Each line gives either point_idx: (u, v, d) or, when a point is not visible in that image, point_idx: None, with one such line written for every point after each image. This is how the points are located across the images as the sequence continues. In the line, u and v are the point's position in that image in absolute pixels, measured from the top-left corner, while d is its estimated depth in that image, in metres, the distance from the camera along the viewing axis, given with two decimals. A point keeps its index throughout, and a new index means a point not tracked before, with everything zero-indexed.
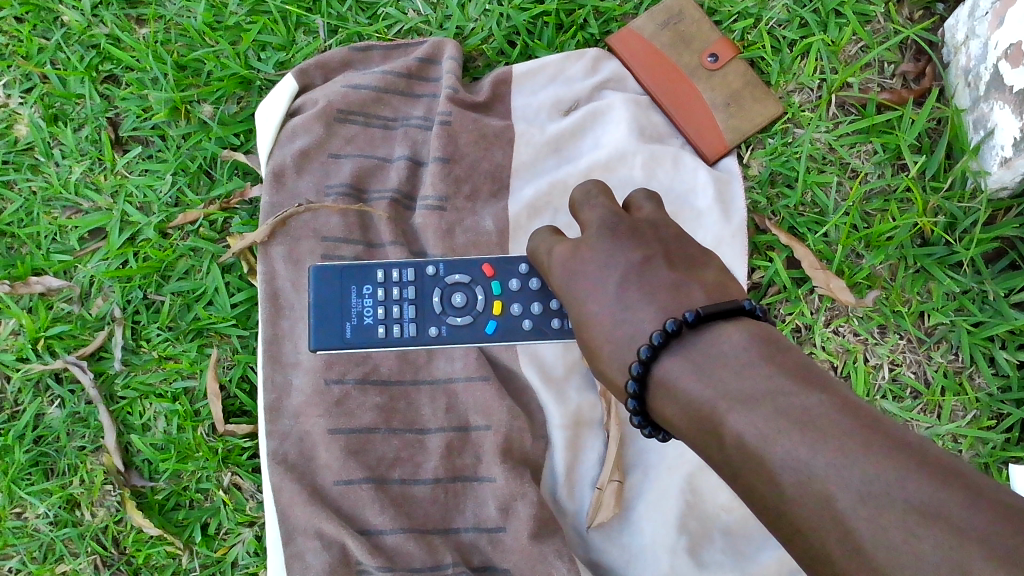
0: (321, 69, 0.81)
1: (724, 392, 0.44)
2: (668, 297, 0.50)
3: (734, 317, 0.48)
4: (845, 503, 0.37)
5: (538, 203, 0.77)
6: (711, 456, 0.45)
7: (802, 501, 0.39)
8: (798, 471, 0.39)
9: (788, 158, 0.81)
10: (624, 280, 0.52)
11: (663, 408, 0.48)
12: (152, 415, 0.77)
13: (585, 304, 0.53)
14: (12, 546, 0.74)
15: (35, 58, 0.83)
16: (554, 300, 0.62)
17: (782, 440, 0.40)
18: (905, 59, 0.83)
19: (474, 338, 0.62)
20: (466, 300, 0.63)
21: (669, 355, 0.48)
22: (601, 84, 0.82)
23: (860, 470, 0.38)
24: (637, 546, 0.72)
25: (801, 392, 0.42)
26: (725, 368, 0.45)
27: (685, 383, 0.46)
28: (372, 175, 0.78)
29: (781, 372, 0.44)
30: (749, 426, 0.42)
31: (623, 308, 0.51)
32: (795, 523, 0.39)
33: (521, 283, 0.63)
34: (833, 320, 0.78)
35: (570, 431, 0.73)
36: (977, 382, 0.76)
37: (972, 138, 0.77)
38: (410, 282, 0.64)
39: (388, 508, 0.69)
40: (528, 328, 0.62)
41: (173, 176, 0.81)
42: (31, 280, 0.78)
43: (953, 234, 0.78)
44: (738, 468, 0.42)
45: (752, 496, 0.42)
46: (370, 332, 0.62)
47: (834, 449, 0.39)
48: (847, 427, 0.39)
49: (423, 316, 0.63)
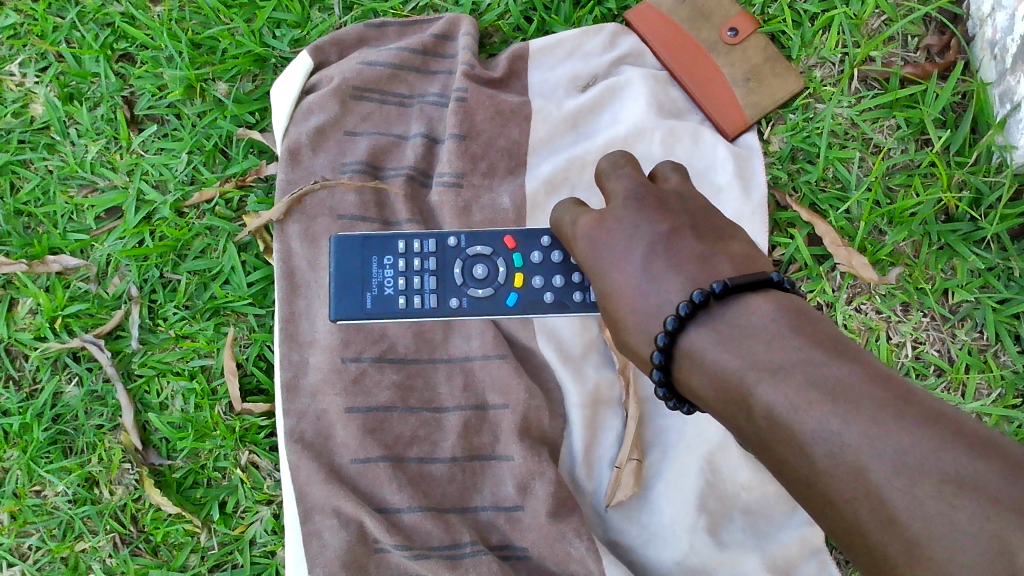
0: (335, 46, 0.81)
1: (753, 363, 0.43)
2: (696, 268, 0.49)
3: (762, 288, 0.47)
4: (878, 474, 0.37)
5: (556, 179, 0.76)
6: (739, 428, 0.44)
7: (834, 472, 0.38)
8: (829, 442, 0.38)
9: (809, 134, 0.79)
10: (651, 252, 0.51)
11: (689, 379, 0.47)
12: (169, 394, 0.77)
13: (610, 276, 0.53)
14: (32, 523, 0.75)
15: (50, 36, 0.83)
16: (576, 273, 0.61)
17: (814, 411, 0.39)
18: (929, 32, 0.81)
19: (495, 310, 0.61)
20: (488, 272, 0.62)
21: (695, 326, 0.47)
22: (620, 59, 0.81)
23: (894, 440, 0.37)
24: (656, 525, 0.71)
25: (831, 362, 0.41)
26: (753, 339, 0.44)
27: (713, 354, 0.45)
28: (389, 153, 0.77)
29: (811, 343, 0.43)
30: (779, 398, 0.41)
31: (649, 280, 0.50)
32: (827, 495, 0.39)
33: (543, 256, 0.62)
34: (855, 297, 0.77)
35: (588, 410, 0.73)
36: (1002, 360, 0.75)
37: (998, 112, 0.76)
38: (432, 253, 0.63)
39: (406, 486, 0.69)
40: (550, 301, 0.61)
41: (188, 155, 0.81)
42: (47, 259, 0.78)
43: (978, 209, 0.76)
44: (768, 440, 0.41)
45: (782, 468, 0.41)
46: (391, 303, 0.62)
47: (867, 421, 0.38)
48: (880, 399, 0.39)
49: (445, 288, 0.62)
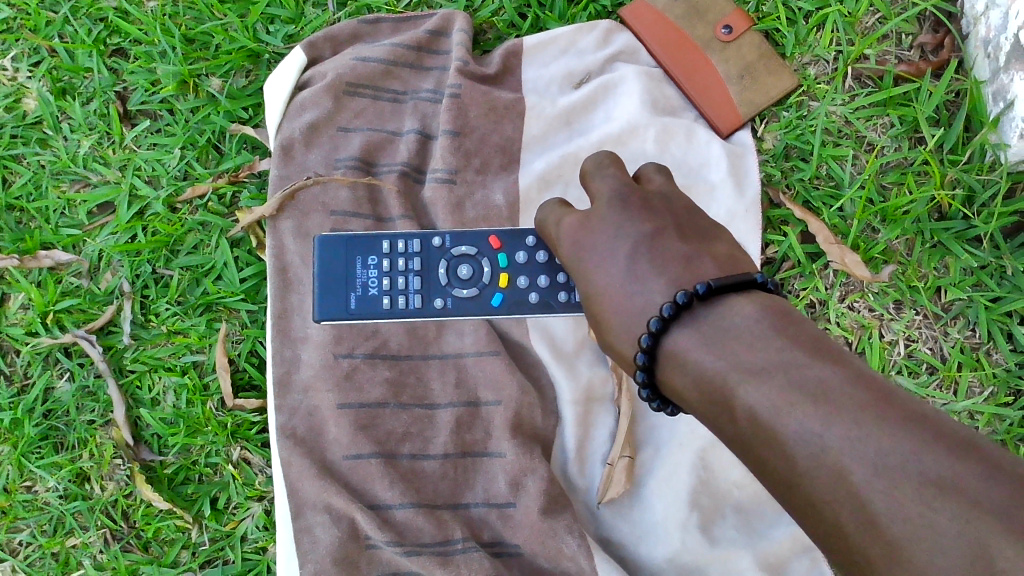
0: (329, 42, 0.80)
1: (736, 364, 0.43)
2: (680, 268, 0.49)
3: (746, 289, 0.47)
4: (859, 476, 0.37)
5: (549, 175, 0.76)
6: (722, 429, 0.44)
7: (816, 473, 0.38)
8: (811, 444, 0.38)
9: (803, 131, 0.79)
10: (636, 252, 0.51)
11: (673, 380, 0.47)
12: (161, 389, 0.77)
13: (595, 276, 0.52)
14: (22, 519, 0.75)
15: (43, 31, 0.83)
16: (561, 273, 0.61)
17: (796, 413, 0.39)
18: (923, 30, 0.81)
19: (480, 310, 0.61)
20: (472, 272, 0.62)
21: (679, 327, 0.47)
22: (613, 56, 0.81)
23: (875, 443, 0.37)
24: (647, 523, 0.71)
25: (814, 364, 0.41)
26: (737, 340, 0.44)
27: (696, 356, 0.45)
28: (382, 149, 0.77)
29: (794, 344, 0.43)
30: (761, 399, 0.41)
31: (633, 280, 0.50)
32: (809, 497, 0.38)
33: (528, 256, 0.62)
34: (848, 295, 0.77)
35: (580, 407, 0.73)
36: (995, 358, 0.75)
37: (991, 110, 0.76)
38: (416, 253, 0.63)
39: (397, 482, 0.69)
40: (535, 301, 0.61)
41: (181, 150, 0.81)
42: (39, 254, 0.78)
43: (971, 208, 0.76)
44: (750, 441, 0.41)
45: (764, 470, 0.41)
46: (375, 303, 0.62)
47: (848, 422, 0.38)
48: (862, 400, 0.39)
49: (429, 288, 0.62)
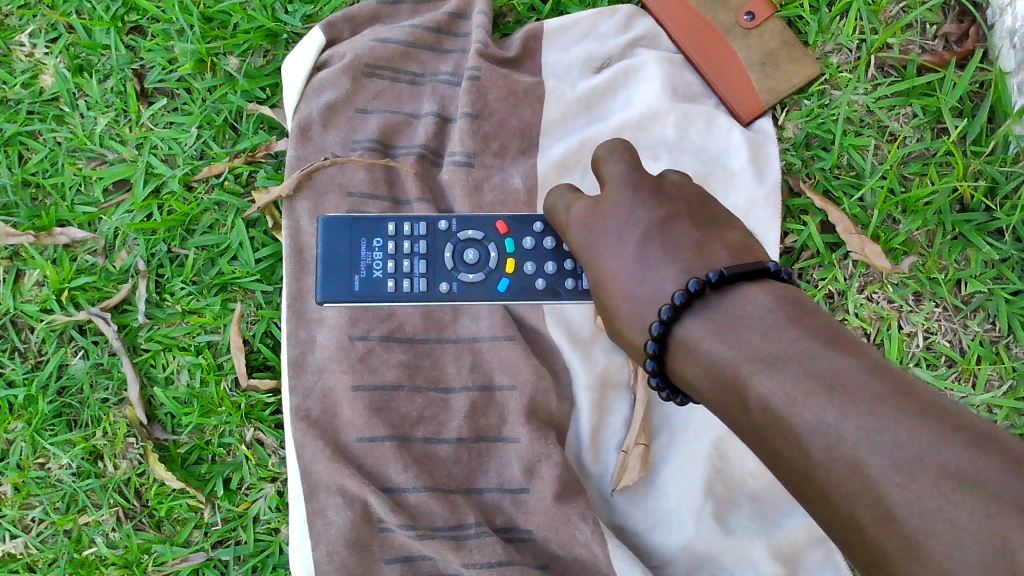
0: (348, 23, 0.80)
1: (750, 354, 0.42)
2: (693, 255, 0.49)
3: (760, 278, 0.47)
4: (875, 468, 0.36)
5: (568, 160, 0.76)
6: (734, 420, 0.43)
7: (832, 466, 0.38)
8: (826, 436, 0.38)
9: (824, 120, 0.79)
10: (648, 238, 0.50)
11: (684, 369, 0.46)
12: (175, 368, 0.77)
13: (604, 262, 0.52)
14: (35, 495, 0.74)
15: (60, 7, 0.82)
16: (569, 260, 0.61)
17: (811, 404, 0.39)
18: (948, 20, 0.80)
19: (486, 295, 0.61)
20: (479, 257, 0.62)
21: (691, 316, 0.46)
22: (634, 41, 0.80)
23: (891, 435, 0.36)
24: (658, 512, 0.70)
25: (829, 354, 0.40)
26: (750, 330, 0.44)
27: (708, 345, 0.45)
28: (399, 131, 0.76)
29: (809, 334, 0.42)
30: (775, 390, 0.40)
31: (645, 267, 0.50)
32: (824, 489, 0.38)
33: (536, 242, 0.62)
34: (867, 286, 0.76)
35: (595, 394, 0.72)
36: (1014, 352, 0.74)
37: (1016, 101, 0.75)
38: (422, 236, 0.62)
39: (411, 466, 0.68)
40: (542, 287, 0.61)
41: (198, 129, 0.81)
42: (55, 231, 0.78)
43: (994, 199, 0.76)
44: (764, 432, 0.41)
45: (777, 461, 0.40)
46: (379, 286, 0.61)
47: (864, 414, 0.37)
48: (878, 392, 0.38)
49: (435, 272, 0.61)
